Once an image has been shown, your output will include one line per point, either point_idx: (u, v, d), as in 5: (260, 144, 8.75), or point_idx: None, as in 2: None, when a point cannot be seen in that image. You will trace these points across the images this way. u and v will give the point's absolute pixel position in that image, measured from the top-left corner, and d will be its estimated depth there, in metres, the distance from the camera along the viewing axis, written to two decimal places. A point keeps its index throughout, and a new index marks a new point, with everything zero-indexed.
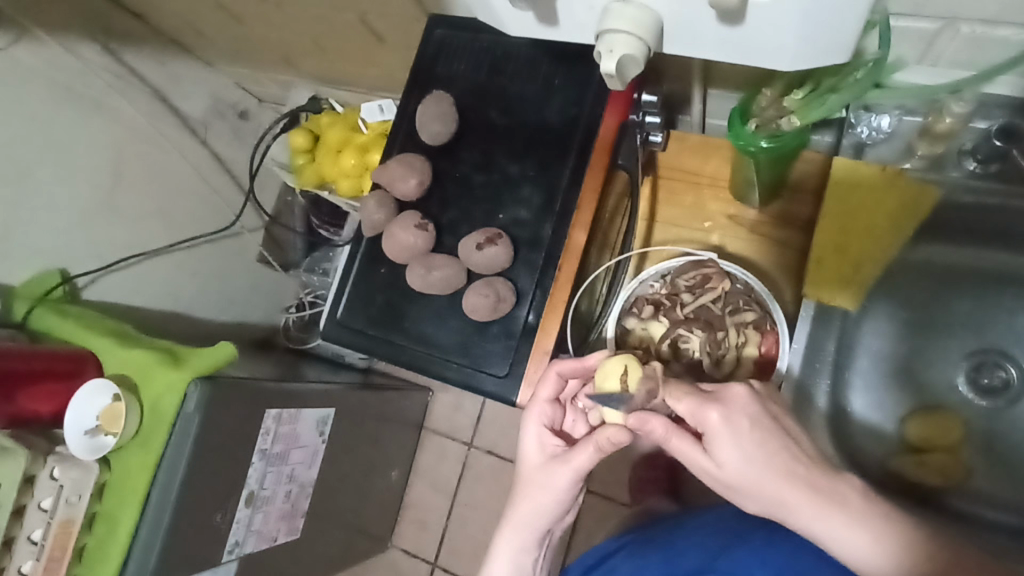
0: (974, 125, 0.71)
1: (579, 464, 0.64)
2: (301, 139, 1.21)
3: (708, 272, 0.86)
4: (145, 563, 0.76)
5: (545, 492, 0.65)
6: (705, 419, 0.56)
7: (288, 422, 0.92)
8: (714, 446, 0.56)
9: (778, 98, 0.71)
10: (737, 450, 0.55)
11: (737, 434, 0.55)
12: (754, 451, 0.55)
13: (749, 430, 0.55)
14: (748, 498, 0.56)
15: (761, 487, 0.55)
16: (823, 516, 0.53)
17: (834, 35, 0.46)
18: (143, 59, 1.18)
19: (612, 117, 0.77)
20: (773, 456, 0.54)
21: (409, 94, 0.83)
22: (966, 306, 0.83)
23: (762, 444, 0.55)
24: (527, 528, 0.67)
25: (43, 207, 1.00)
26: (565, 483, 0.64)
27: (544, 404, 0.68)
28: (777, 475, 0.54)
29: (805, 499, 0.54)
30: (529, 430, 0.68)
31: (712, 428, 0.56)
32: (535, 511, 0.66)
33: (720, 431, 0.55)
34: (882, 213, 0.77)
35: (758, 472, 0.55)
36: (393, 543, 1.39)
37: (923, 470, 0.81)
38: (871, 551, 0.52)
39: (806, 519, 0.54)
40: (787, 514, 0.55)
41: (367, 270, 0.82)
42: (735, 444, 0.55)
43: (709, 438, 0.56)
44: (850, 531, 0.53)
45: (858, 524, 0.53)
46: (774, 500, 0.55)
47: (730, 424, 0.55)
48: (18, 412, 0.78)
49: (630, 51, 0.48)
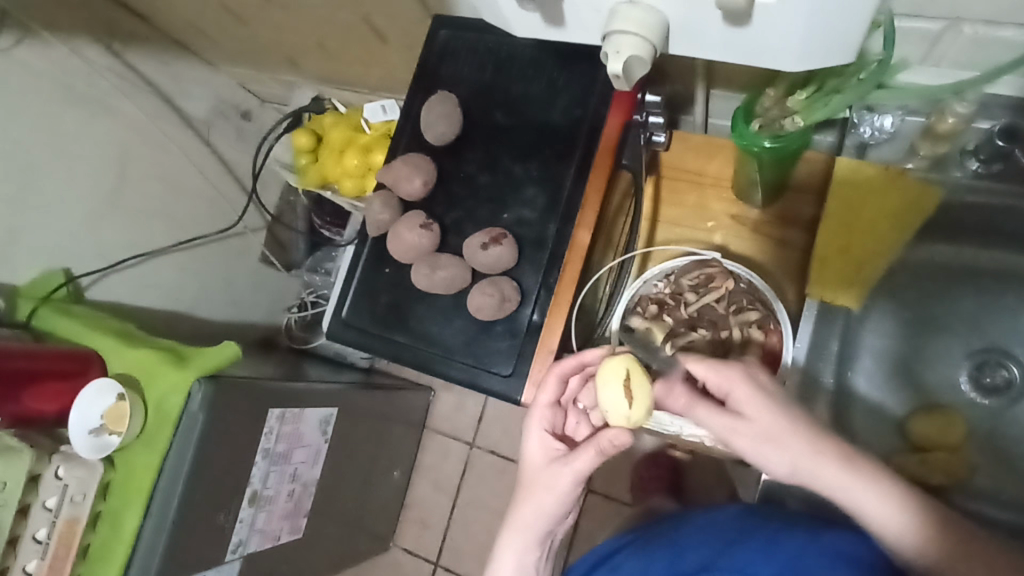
0: (977, 125, 0.70)
1: (580, 467, 0.64)
2: (305, 139, 1.21)
3: (712, 272, 0.88)
4: (150, 561, 0.76)
5: (546, 495, 0.65)
6: (731, 376, 0.60)
7: (292, 421, 0.92)
8: (741, 399, 0.59)
9: (781, 98, 0.71)
10: (764, 403, 0.58)
11: (760, 388, 0.59)
12: (779, 404, 0.58)
13: (770, 386, 0.60)
14: (778, 456, 0.57)
15: (789, 440, 0.57)
16: (851, 470, 0.55)
17: (839, 35, 0.46)
18: (147, 59, 1.18)
19: (616, 117, 0.76)
20: (796, 408, 0.58)
21: (414, 94, 0.83)
22: (968, 305, 0.83)
23: (783, 399, 0.59)
24: (529, 529, 0.66)
25: (47, 207, 1.00)
26: (566, 486, 0.64)
27: (544, 408, 0.69)
28: (804, 426, 0.57)
29: (832, 452, 0.56)
30: (531, 433, 0.69)
31: (738, 384, 0.59)
32: (537, 514, 0.66)
33: (746, 385, 0.59)
34: (885, 212, 0.78)
35: (787, 422, 0.57)
36: (395, 543, 1.39)
37: (927, 468, 0.80)
38: (895, 507, 0.55)
39: (834, 472, 0.56)
40: (816, 470, 0.56)
41: (372, 269, 0.82)
42: (761, 396, 0.59)
43: (735, 395, 0.59)
44: (876, 485, 0.55)
45: (882, 479, 0.55)
46: (804, 453, 0.56)
47: (753, 380, 0.60)
48: (24, 411, 0.79)
49: (637, 52, 0.49)
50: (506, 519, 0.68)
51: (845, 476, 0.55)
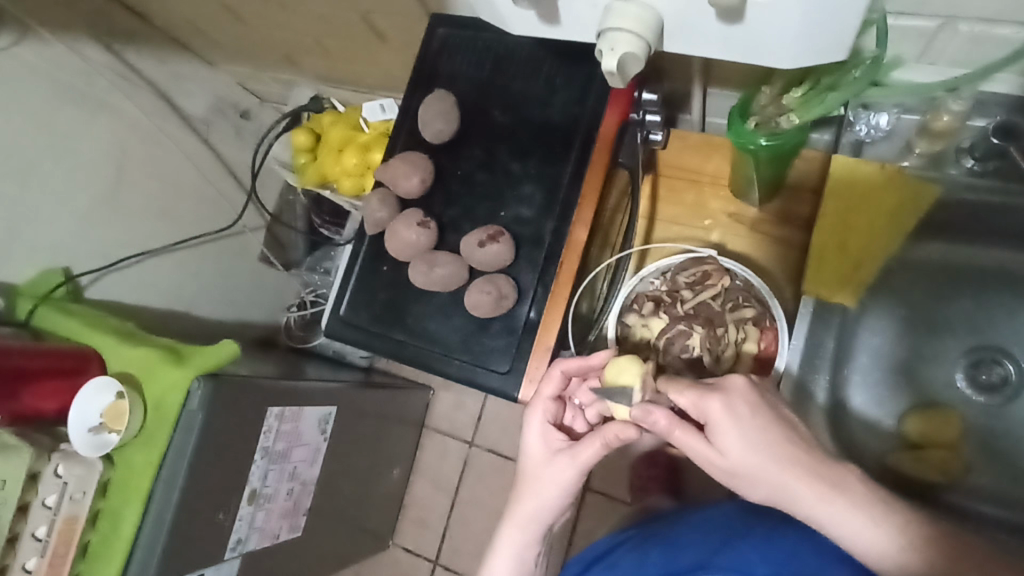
0: (972, 123, 0.71)
1: (587, 456, 0.64)
2: (303, 138, 1.22)
3: (708, 269, 0.86)
4: (149, 558, 0.76)
5: (551, 486, 0.65)
6: (708, 408, 0.58)
7: (290, 419, 0.93)
8: (717, 432, 0.57)
9: (777, 96, 0.71)
10: (740, 439, 0.57)
11: (739, 422, 0.57)
12: (757, 439, 0.57)
13: (750, 418, 0.57)
14: (752, 487, 0.58)
15: (762, 476, 0.56)
16: (825, 503, 0.55)
17: (832, 33, 0.47)
18: (147, 59, 1.18)
19: (613, 115, 0.77)
20: (772, 442, 0.56)
21: (412, 93, 0.84)
22: (965, 303, 0.84)
23: (761, 433, 0.57)
24: (530, 522, 0.67)
25: (46, 206, 1.01)
26: (573, 476, 0.65)
27: (547, 401, 0.68)
28: (779, 463, 0.56)
29: (809, 485, 0.55)
30: (532, 427, 0.68)
31: (714, 418, 0.58)
32: (540, 507, 0.66)
33: (723, 420, 0.57)
34: (882, 211, 0.78)
35: (763, 460, 0.56)
36: (394, 542, 1.39)
37: (922, 466, 0.82)
38: (872, 538, 0.54)
39: (813, 506, 0.55)
40: (790, 502, 0.56)
41: (370, 267, 0.83)
42: (737, 432, 0.57)
43: (711, 428, 0.58)
44: (853, 517, 0.54)
45: (860, 509, 0.54)
46: (778, 486, 0.56)
47: (732, 412, 0.57)
48: (22, 410, 0.80)
49: (631, 49, 0.49)
50: (505, 511, 0.69)
51: (820, 508, 0.55)
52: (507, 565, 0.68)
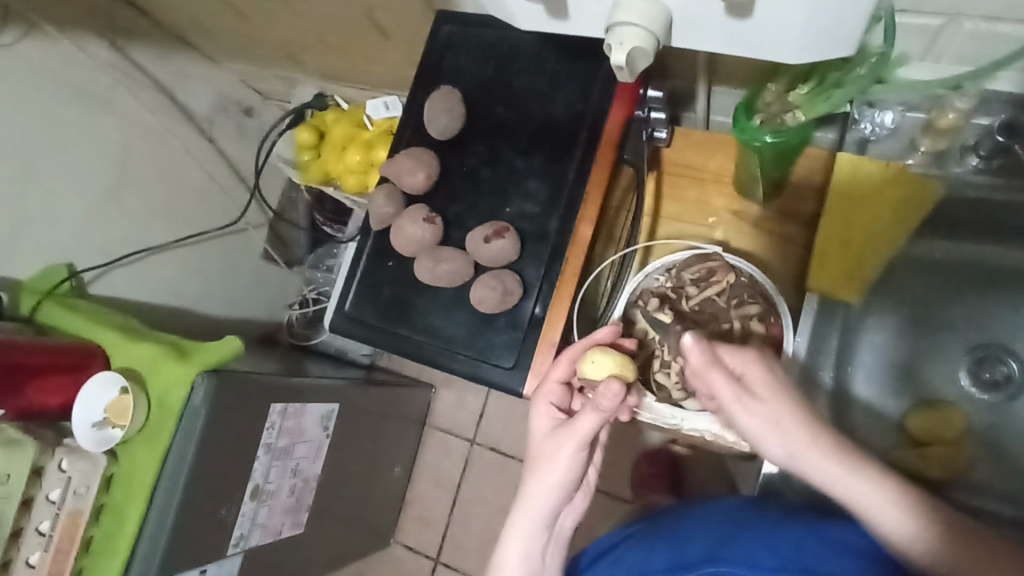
0: (975, 120, 0.71)
1: (583, 429, 0.63)
2: (307, 136, 1.21)
3: (713, 265, 0.86)
4: (153, 553, 0.77)
5: (552, 461, 0.65)
6: (747, 361, 0.57)
7: (293, 416, 0.93)
8: (754, 383, 0.57)
9: (783, 93, 0.72)
10: (777, 391, 0.56)
11: (778, 378, 0.57)
12: (792, 394, 0.57)
13: (785, 377, 0.58)
14: (779, 440, 0.56)
15: (793, 429, 0.56)
16: (846, 467, 0.55)
17: (838, 29, 0.47)
18: (151, 56, 1.18)
19: (618, 113, 0.77)
20: (803, 405, 0.57)
21: (417, 89, 0.84)
22: (968, 300, 0.84)
23: (794, 392, 0.57)
24: (536, 506, 0.66)
25: (50, 202, 1.01)
26: (572, 450, 0.64)
27: (554, 383, 0.69)
28: (809, 420, 0.56)
29: (832, 446, 0.56)
30: (539, 408, 0.69)
31: (757, 371, 0.57)
32: (545, 486, 0.66)
33: (764, 375, 0.57)
34: (886, 207, 0.78)
35: (793, 416, 0.56)
36: (395, 539, 1.40)
37: (926, 462, 0.80)
38: (888, 506, 0.55)
39: (833, 468, 0.55)
40: (814, 459, 0.56)
41: (374, 263, 0.83)
42: (777, 385, 0.56)
43: (752, 379, 0.57)
44: (872, 484, 0.55)
45: (878, 477, 0.55)
46: (807, 441, 0.56)
47: (772, 368, 0.57)
48: (26, 405, 0.80)
49: (639, 44, 0.49)
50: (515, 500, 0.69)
51: (841, 469, 0.55)
52: (515, 555, 0.67)
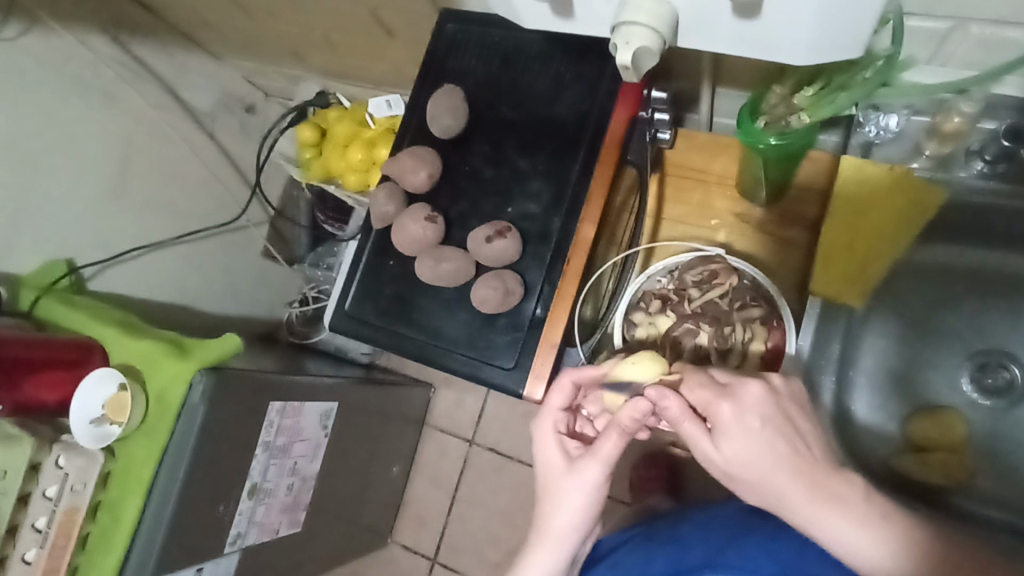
0: (982, 125, 0.70)
1: (609, 453, 0.62)
2: (309, 133, 1.21)
3: (716, 267, 0.86)
4: (150, 551, 0.76)
5: (578, 493, 0.63)
6: (717, 412, 0.56)
7: (292, 414, 0.92)
8: (722, 434, 0.56)
9: (787, 95, 0.71)
10: (744, 445, 0.55)
11: (746, 431, 0.55)
12: (761, 447, 0.55)
13: (759, 430, 0.55)
14: (751, 492, 0.56)
15: (763, 484, 0.55)
16: (822, 518, 0.53)
17: (847, 32, 0.47)
18: (153, 51, 1.18)
19: (623, 113, 0.76)
20: (780, 455, 0.54)
21: (420, 87, 0.83)
22: (970, 308, 0.83)
23: (766, 445, 0.55)
24: (562, 537, 0.65)
25: (51, 195, 1.01)
26: (599, 477, 0.63)
27: (557, 411, 0.68)
28: (781, 476, 0.54)
29: (808, 500, 0.53)
30: (545, 438, 0.67)
31: (719, 421, 0.56)
32: (571, 516, 0.64)
33: (729, 425, 0.55)
34: (889, 214, 0.78)
35: (764, 468, 0.54)
36: (393, 539, 1.39)
37: (926, 468, 0.82)
38: (864, 552, 0.52)
39: (806, 521, 0.54)
40: (786, 512, 0.54)
41: (376, 262, 0.82)
42: (742, 439, 0.55)
43: (716, 429, 0.56)
44: (850, 533, 0.52)
45: (859, 525, 0.52)
46: (779, 496, 0.54)
47: (741, 419, 0.55)
48: (25, 399, 0.79)
49: (646, 43, 0.49)
50: (533, 531, 0.67)
51: (813, 520, 0.53)
52: None
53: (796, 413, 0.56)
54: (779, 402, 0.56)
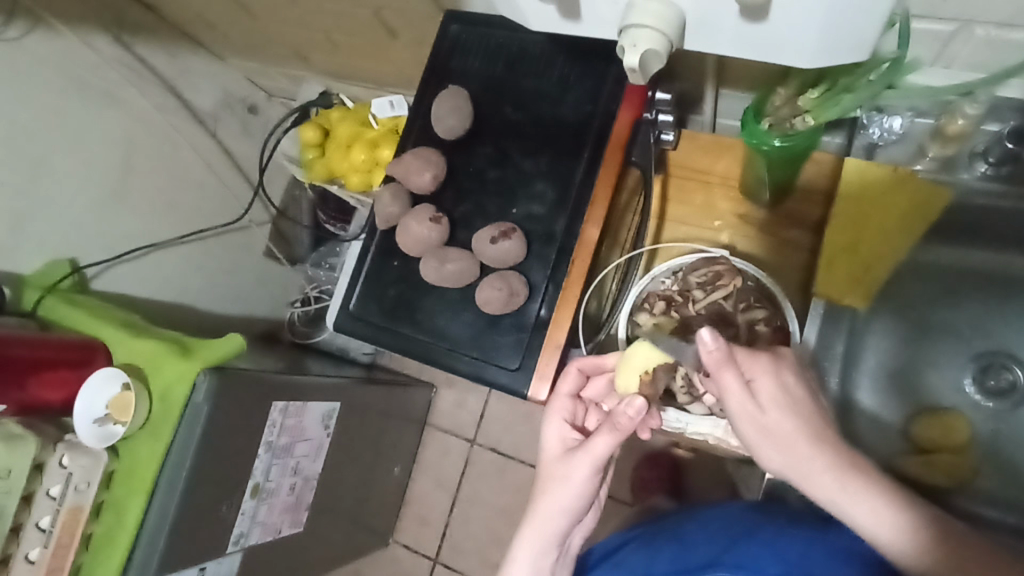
0: (985, 127, 0.71)
1: (600, 450, 0.62)
2: (312, 134, 1.22)
3: (720, 269, 0.86)
4: (153, 550, 0.76)
5: (564, 484, 0.64)
6: (759, 366, 0.55)
7: (295, 414, 0.93)
8: (761, 390, 0.55)
9: (791, 98, 0.72)
10: (784, 402, 0.55)
11: (784, 388, 0.55)
12: (798, 405, 0.55)
13: (795, 389, 0.56)
14: (778, 454, 0.55)
15: (797, 444, 0.54)
16: (844, 484, 0.54)
17: (854, 35, 0.47)
18: (156, 51, 1.18)
19: (627, 114, 0.76)
20: (811, 417, 0.55)
21: (424, 89, 0.84)
22: (974, 308, 0.84)
23: (802, 404, 0.55)
24: (545, 526, 0.65)
25: (54, 195, 1.01)
26: (586, 472, 0.63)
27: (565, 397, 0.69)
28: (812, 437, 0.54)
29: (834, 465, 0.54)
30: (549, 423, 0.69)
31: (763, 376, 0.55)
32: (556, 507, 0.64)
33: (770, 380, 0.55)
34: (892, 216, 0.78)
35: (798, 428, 0.54)
36: (394, 539, 1.39)
37: (931, 470, 0.80)
38: (881, 518, 0.53)
39: (828, 487, 0.54)
40: (809, 476, 0.54)
41: (380, 262, 0.83)
42: (780, 395, 0.55)
43: (757, 385, 0.55)
44: (868, 498, 0.53)
45: (877, 495, 0.53)
46: (808, 458, 0.54)
47: (780, 377, 0.55)
48: (27, 399, 0.79)
49: (654, 46, 0.49)
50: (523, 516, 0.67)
51: (837, 486, 0.54)
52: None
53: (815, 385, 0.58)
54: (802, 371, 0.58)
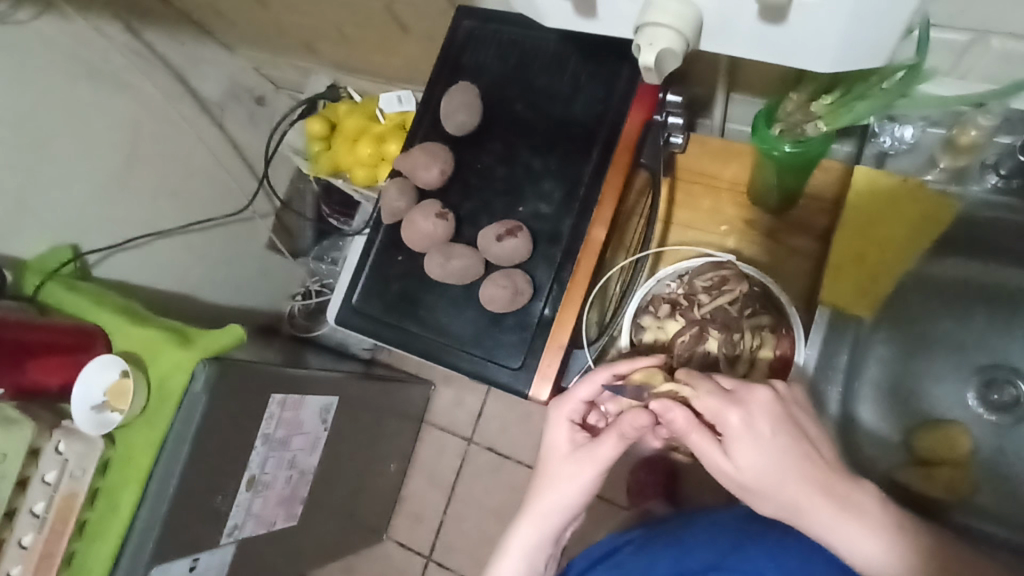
0: (997, 139, 0.70)
1: (607, 455, 0.63)
2: (318, 126, 1.19)
3: (726, 274, 0.87)
4: (146, 540, 0.76)
5: (568, 485, 0.64)
6: (726, 420, 0.56)
7: (292, 407, 0.92)
8: (732, 443, 0.56)
9: (804, 103, 0.71)
10: (757, 450, 0.55)
11: (756, 439, 0.55)
12: (773, 457, 0.55)
13: (771, 438, 0.56)
14: (764, 501, 0.56)
15: (774, 492, 0.55)
16: (837, 523, 0.54)
17: (870, 41, 0.46)
18: (165, 39, 1.18)
19: (637, 115, 0.76)
20: (793, 464, 0.55)
21: (435, 84, 0.83)
22: (977, 318, 0.83)
23: (777, 452, 0.55)
24: (543, 520, 0.65)
25: (58, 179, 1.00)
26: (591, 476, 0.63)
27: (580, 402, 0.66)
28: (795, 483, 0.55)
29: (825, 507, 0.54)
30: (557, 422, 0.67)
31: (731, 429, 0.56)
32: (556, 504, 0.64)
33: (738, 433, 0.56)
34: (901, 226, 0.77)
35: (780, 476, 0.55)
36: (388, 535, 1.39)
37: (930, 483, 0.80)
38: (878, 556, 0.53)
39: (821, 528, 0.55)
40: (801, 519, 0.55)
41: (385, 257, 0.82)
42: (754, 445, 0.55)
43: (728, 438, 0.56)
44: (864, 534, 0.54)
45: (875, 535, 0.53)
46: (794, 504, 0.55)
47: (752, 427, 0.56)
48: (26, 383, 0.78)
49: (670, 46, 0.48)
50: (519, 509, 0.67)
51: (830, 527, 0.54)
52: (515, 566, 0.66)
53: (803, 417, 0.58)
54: (790, 410, 0.57)
